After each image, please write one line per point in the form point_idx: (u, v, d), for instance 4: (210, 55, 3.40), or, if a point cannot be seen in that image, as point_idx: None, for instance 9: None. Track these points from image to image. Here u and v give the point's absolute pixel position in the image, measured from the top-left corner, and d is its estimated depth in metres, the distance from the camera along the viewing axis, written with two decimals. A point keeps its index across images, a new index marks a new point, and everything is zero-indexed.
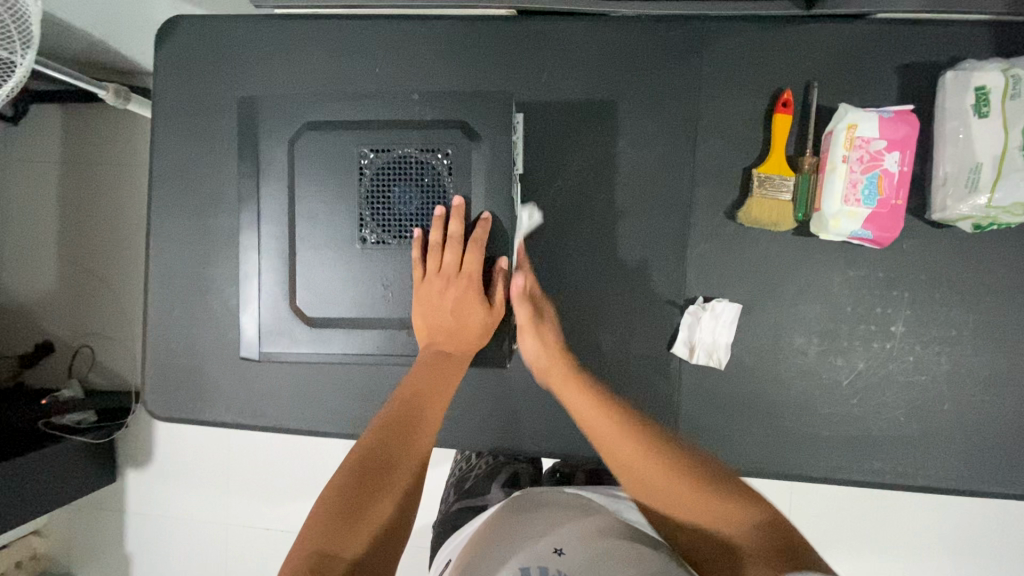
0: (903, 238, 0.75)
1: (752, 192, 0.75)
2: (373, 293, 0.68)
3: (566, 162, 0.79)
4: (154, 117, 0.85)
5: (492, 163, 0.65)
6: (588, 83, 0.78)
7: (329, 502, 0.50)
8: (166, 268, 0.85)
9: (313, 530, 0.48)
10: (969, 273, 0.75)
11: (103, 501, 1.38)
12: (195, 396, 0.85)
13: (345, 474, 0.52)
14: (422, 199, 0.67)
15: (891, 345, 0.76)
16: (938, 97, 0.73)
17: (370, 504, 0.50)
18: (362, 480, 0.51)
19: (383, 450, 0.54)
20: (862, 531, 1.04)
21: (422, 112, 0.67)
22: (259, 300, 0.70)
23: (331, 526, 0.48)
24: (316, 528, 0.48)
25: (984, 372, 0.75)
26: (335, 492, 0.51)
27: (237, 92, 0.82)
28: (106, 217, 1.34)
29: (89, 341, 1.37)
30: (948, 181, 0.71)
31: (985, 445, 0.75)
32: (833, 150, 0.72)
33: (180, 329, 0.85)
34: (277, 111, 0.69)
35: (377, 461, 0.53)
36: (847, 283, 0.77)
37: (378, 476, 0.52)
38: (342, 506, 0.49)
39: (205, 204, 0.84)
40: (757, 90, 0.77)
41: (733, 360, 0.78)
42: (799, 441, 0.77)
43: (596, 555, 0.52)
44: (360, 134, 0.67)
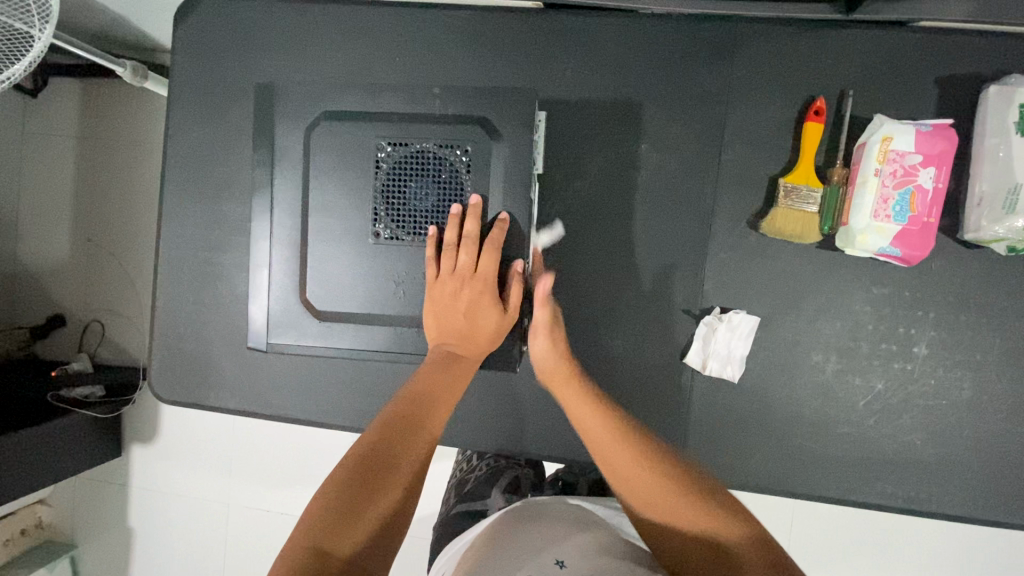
0: (932, 257, 0.73)
1: (778, 203, 0.73)
2: (383, 289, 0.67)
3: (586, 163, 0.77)
4: (170, 98, 0.84)
5: (512, 162, 0.63)
6: (613, 81, 0.75)
7: (326, 498, 0.47)
8: (177, 251, 0.85)
9: (309, 526, 0.45)
10: (998, 296, 0.72)
11: (107, 476, 1.40)
12: (201, 381, 0.85)
13: (345, 469, 0.49)
14: (438, 195, 0.65)
15: (912, 367, 0.74)
16: (979, 112, 0.70)
17: (369, 501, 0.47)
18: (363, 478, 0.48)
19: (386, 447, 0.51)
20: (862, 552, 1.03)
21: (443, 106, 0.65)
22: (268, 290, 0.69)
23: (330, 523, 0.45)
24: (312, 524, 0.45)
25: (1007, 399, 0.73)
26: (334, 489, 0.47)
27: (254, 75, 0.80)
28: (121, 195, 1.34)
29: (99, 317, 1.38)
30: (983, 201, 0.68)
31: (1003, 474, 0.73)
32: (865, 163, 0.70)
33: (188, 313, 0.85)
34: (294, 98, 0.67)
35: (380, 458, 0.50)
36: (870, 300, 0.74)
37: (379, 473, 0.49)
38: (341, 503, 0.46)
39: (217, 187, 0.83)
40: (789, 97, 0.74)
41: (747, 373, 0.76)
42: (811, 459, 0.76)
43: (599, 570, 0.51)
44: (377, 125, 0.65)
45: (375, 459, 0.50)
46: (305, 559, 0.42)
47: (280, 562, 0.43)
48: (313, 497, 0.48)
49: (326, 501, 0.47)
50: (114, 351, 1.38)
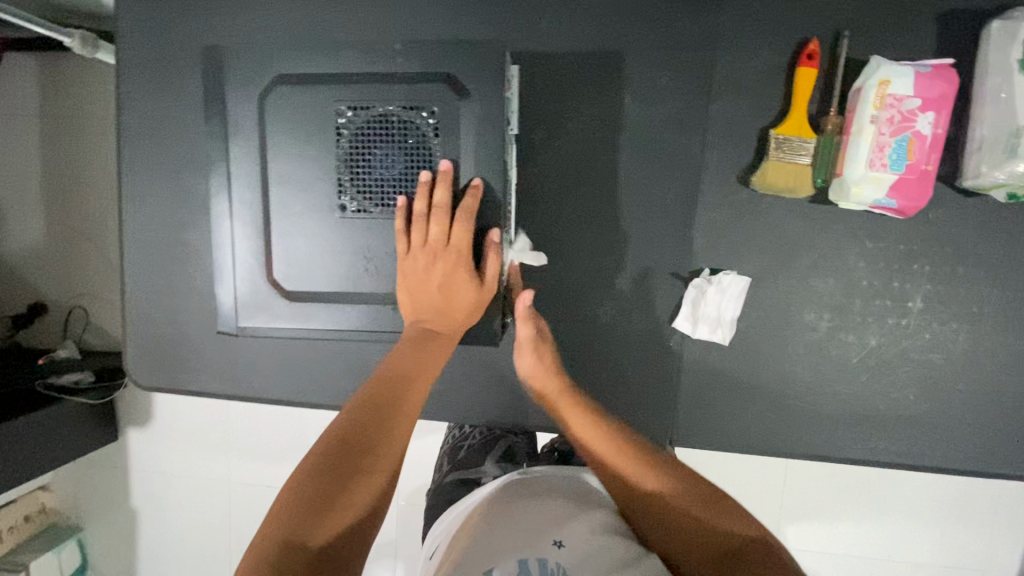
0: (929, 208, 0.70)
1: (768, 156, 0.69)
2: (355, 266, 0.63)
3: (565, 122, 0.72)
4: (118, 68, 0.78)
5: (483, 123, 0.59)
6: (592, 31, 0.70)
7: (299, 488, 0.45)
8: (141, 233, 0.80)
9: (280, 516, 0.43)
10: (997, 245, 0.70)
11: (104, 461, 1.39)
12: (179, 366, 0.82)
13: (319, 455, 0.47)
14: (406, 162, 0.61)
15: (906, 322, 0.72)
16: (981, 50, 0.66)
17: (344, 488, 0.45)
18: (338, 464, 0.46)
19: (361, 430, 0.49)
20: (851, 499, 1.05)
21: (406, 65, 0.60)
22: (234, 270, 0.66)
23: (302, 511, 0.43)
24: (285, 513, 0.43)
25: (1003, 350, 0.71)
26: (306, 476, 0.46)
27: (205, 39, 0.74)
28: (88, 176, 1.28)
29: (80, 302, 1.34)
30: (983, 146, 0.65)
31: (997, 425, 0.72)
32: (860, 110, 0.66)
33: (160, 297, 0.81)
34: (246, 62, 0.62)
35: (353, 442, 0.48)
36: (864, 255, 0.71)
37: (355, 458, 0.47)
38: (313, 491, 0.44)
39: (177, 163, 0.78)
40: (780, 40, 0.69)
41: (737, 335, 0.74)
42: (803, 418, 0.75)
43: (598, 557, 0.51)
44: (336, 89, 0.61)
45: (350, 443, 0.48)
46: (275, 549, 0.41)
47: (250, 555, 0.41)
48: (285, 484, 0.46)
49: (298, 488, 0.45)
50: (100, 337, 1.35)
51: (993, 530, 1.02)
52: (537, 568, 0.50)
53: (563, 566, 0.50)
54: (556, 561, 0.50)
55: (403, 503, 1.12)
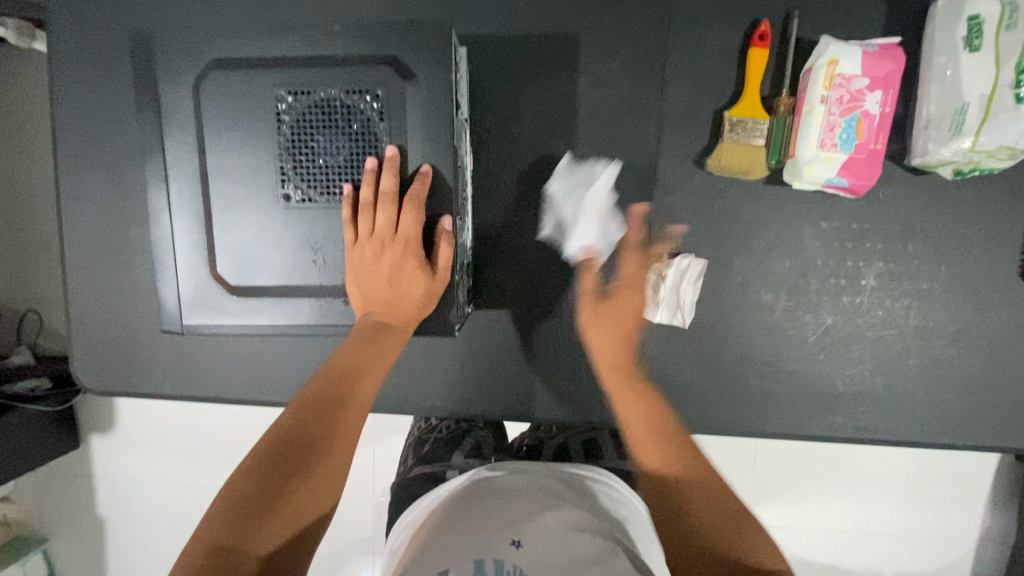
0: (879, 187, 0.71)
1: (722, 137, 0.69)
2: (302, 258, 0.61)
3: (520, 106, 0.71)
4: (50, 57, 0.73)
5: (429, 107, 0.57)
6: (544, 12, 0.69)
7: (237, 489, 0.44)
8: (83, 231, 0.77)
9: (217, 518, 0.43)
10: (945, 222, 0.71)
11: (64, 469, 1.34)
12: (129, 369, 0.79)
13: (259, 455, 0.46)
14: (351, 149, 0.59)
15: (859, 300, 0.73)
16: (928, 28, 0.66)
17: (287, 492, 0.44)
18: (281, 466, 0.45)
19: (304, 428, 0.48)
20: (815, 475, 1.08)
21: (349, 48, 0.58)
22: (177, 267, 0.63)
23: (238, 517, 0.42)
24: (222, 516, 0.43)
25: (952, 325, 0.73)
26: (246, 477, 0.45)
27: (142, 24, 0.71)
28: (32, 173, 1.21)
29: (34, 306, 1.28)
30: (931, 123, 0.65)
31: (947, 398, 0.74)
32: (810, 90, 0.66)
33: (106, 296, 0.78)
34: (181, 47, 0.59)
35: (299, 442, 0.47)
36: (818, 235, 0.72)
37: (300, 459, 0.46)
38: (252, 494, 0.44)
39: (118, 156, 0.74)
40: (731, 20, 0.69)
41: (698, 318, 0.75)
42: (762, 398, 0.75)
43: (556, 555, 0.50)
44: (277, 74, 0.58)
45: (294, 444, 0.47)
46: (209, 554, 0.41)
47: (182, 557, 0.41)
48: (224, 482, 0.45)
49: (236, 490, 0.44)
50: (54, 341, 1.29)
51: (949, 500, 1.06)
52: (493, 569, 0.49)
53: (520, 566, 0.49)
54: (512, 563, 0.50)
55: (377, 499, 1.11)
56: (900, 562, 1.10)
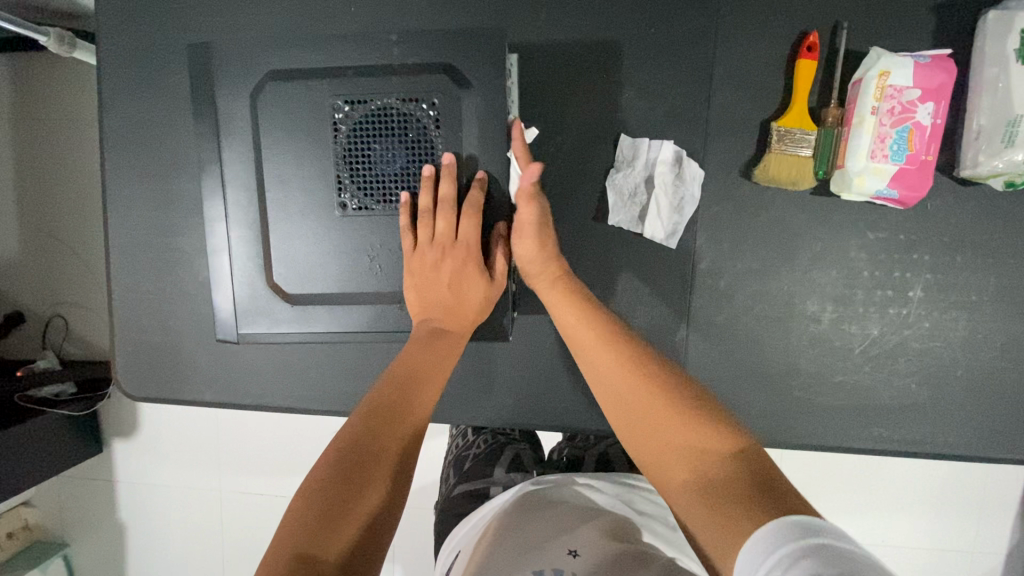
0: (929, 198, 0.71)
1: (771, 147, 0.69)
2: (358, 266, 0.62)
3: (566, 116, 0.72)
4: (100, 67, 0.75)
5: (485, 116, 0.57)
6: (591, 22, 0.69)
7: (312, 497, 0.44)
8: (128, 238, 0.77)
9: (294, 527, 0.42)
10: (994, 234, 0.71)
11: (89, 473, 1.35)
12: (171, 375, 0.79)
13: (331, 464, 0.46)
14: (408, 157, 0.59)
15: (907, 311, 0.72)
16: (977, 41, 0.66)
17: (359, 497, 0.44)
18: (350, 473, 0.45)
19: (375, 437, 0.48)
20: (847, 488, 1.07)
21: (403, 57, 0.59)
22: (230, 277, 0.64)
23: (316, 525, 0.42)
24: (299, 525, 0.42)
25: (1001, 338, 0.72)
26: (321, 485, 0.45)
27: (192, 36, 0.72)
28: (64, 180, 1.23)
29: (61, 311, 1.29)
30: (982, 135, 0.65)
31: (997, 411, 0.73)
32: (861, 101, 0.66)
33: (151, 303, 0.78)
34: (237, 56, 0.60)
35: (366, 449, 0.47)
36: (865, 246, 0.72)
37: (368, 466, 0.46)
38: (325, 503, 0.43)
39: (164, 165, 0.75)
40: (779, 32, 0.69)
41: (742, 328, 0.74)
42: (808, 410, 0.75)
43: (614, 563, 0.50)
44: (332, 83, 0.59)
45: (360, 451, 0.47)
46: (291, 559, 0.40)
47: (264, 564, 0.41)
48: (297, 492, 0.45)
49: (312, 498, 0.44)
50: (81, 346, 1.30)
51: (985, 515, 1.04)
52: None
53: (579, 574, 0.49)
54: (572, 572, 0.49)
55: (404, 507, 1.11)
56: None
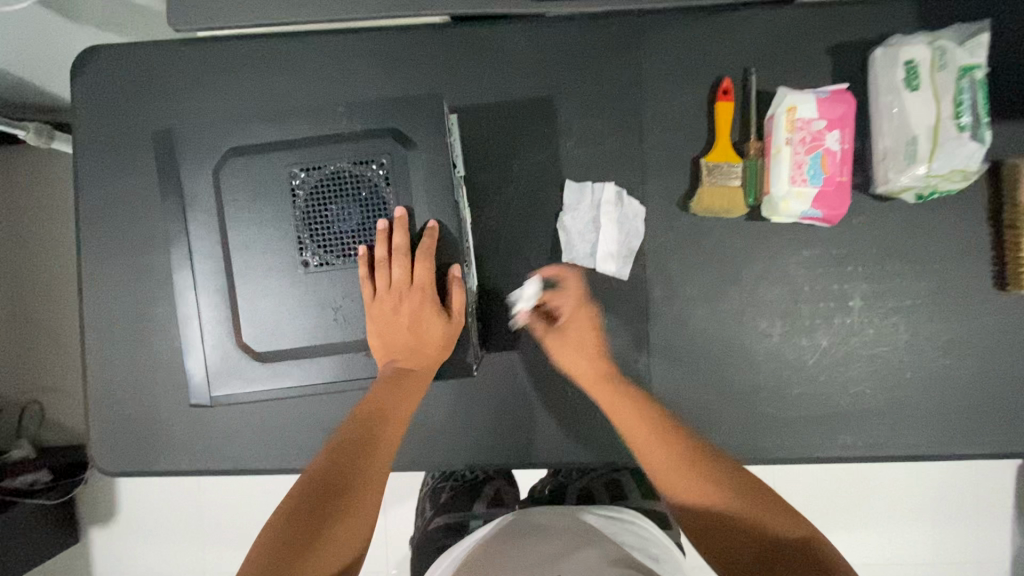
0: (852, 214, 0.77)
1: (701, 181, 0.75)
2: (323, 318, 0.65)
3: (513, 167, 0.78)
4: (76, 156, 0.80)
5: (431, 171, 0.63)
6: (527, 83, 0.77)
7: (279, 526, 0.49)
8: (104, 314, 0.80)
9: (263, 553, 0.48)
10: (918, 241, 0.76)
11: (65, 567, 1.29)
12: (150, 447, 0.80)
13: (298, 495, 0.51)
14: (363, 214, 0.64)
15: (850, 320, 0.77)
16: (870, 74, 0.74)
17: (323, 527, 0.49)
18: (315, 505, 0.51)
19: (337, 469, 0.53)
20: (836, 504, 1.08)
21: (352, 125, 0.64)
22: (202, 342, 0.66)
23: (282, 555, 0.47)
24: (267, 552, 0.47)
25: (941, 337, 0.77)
26: (288, 515, 0.50)
27: (165, 120, 0.78)
28: (43, 266, 1.26)
29: (37, 396, 1.28)
30: (888, 155, 0.72)
31: (951, 408, 0.77)
32: (775, 134, 0.73)
33: (127, 376, 0.80)
34: (200, 136, 0.65)
35: (333, 485, 0.52)
36: (803, 262, 0.77)
37: (331, 498, 0.51)
38: (292, 534, 0.48)
39: (138, 241, 0.79)
40: (695, 79, 0.77)
41: (699, 350, 0.78)
42: (773, 424, 0.77)
43: None
44: (289, 154, 0.64)
45: (326, 486, 0.52)
46: None
47: None
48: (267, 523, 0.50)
49: (281, 528, 0.49)
50: (57, 431, 1.29)
51: (967, 518, 1.07)
52: None
53: None
54: None
55: (393, 566, 1.10)
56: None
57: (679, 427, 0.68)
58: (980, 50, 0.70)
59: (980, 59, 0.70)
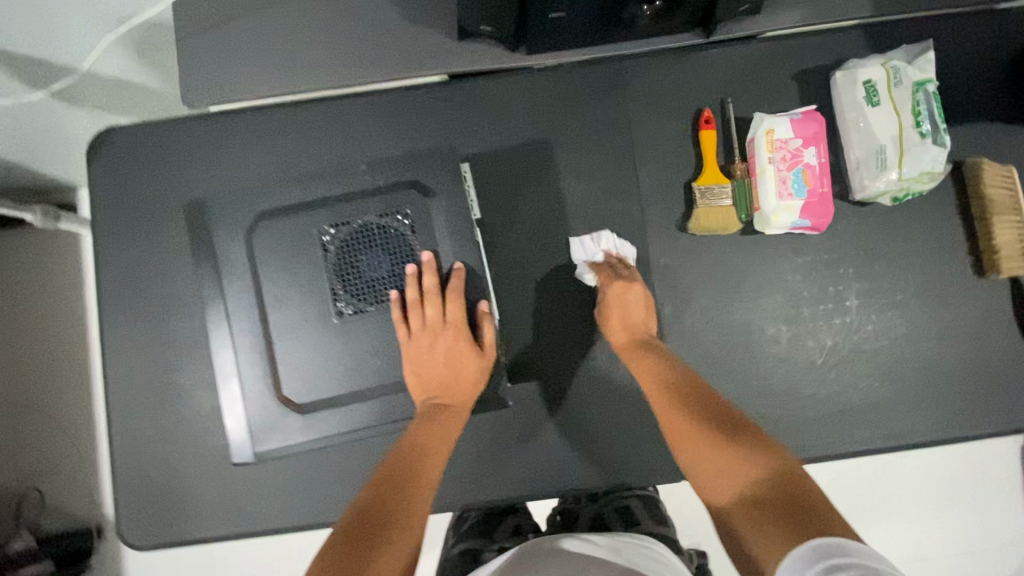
0: (838, 221, 0.83)
1: (696, 203, 0.81)
2: (360, 363, 0.68)
3: (520, 206, 0.82)
4: (95, 234, 0.82)
5: (452, 216, 0.67)
6: (525, 128, 0.83)
7: (323, 559, 0.50)
8: (128, 386, 0.81)
9: None
10: (900, 240, 0.83)
11: None
12: (179, 516, 0.79)
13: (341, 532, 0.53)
14: (392, 261, 0.68)
15: (849, 319, 0.82)
16: (834, 95, 0.82)
17: (368, 555, 0.50)
18: (357, 537, 0.52)
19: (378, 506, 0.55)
20: (857, 503, 1.11)
21: (373, 180, 0.69)
22: (242, 400, 0.68)
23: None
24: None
25: (935, 326, 0.82)
26: (332, 549, 0.51)
27: (184, 191, 0.81)
28: (46, 346, 1.26)
29: (38, 483, 1.24)
30: (861, 165, 0.79)
31: (955, 392, 0.81)
32: (758, 154, 0.80)
33: (154, 445, 0.80)
34: (228, 205, 0.69)
35: (374, 519, 0.54)
36: (798, 269, 0.82)
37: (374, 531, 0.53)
38: (337, 562, 0.49)
39: (160, 310, 0.81)
40: (678, 112, 0.84)
41: (713, 362, 0.81)
42: (792, 425, 0.80)
43: None
44: (316, 212, 0.68)
45: (368, 521, 0.54)
46: None
47: None
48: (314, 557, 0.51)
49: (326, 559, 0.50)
50: (60, 517, 1.24)
51: (985, 503, 1.10)
52: None
53: None
54: None
55: None
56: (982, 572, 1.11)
57: (691, 384, 0.70)
58: (929, 66, 0.79)
59: (930, 74, 0.78)
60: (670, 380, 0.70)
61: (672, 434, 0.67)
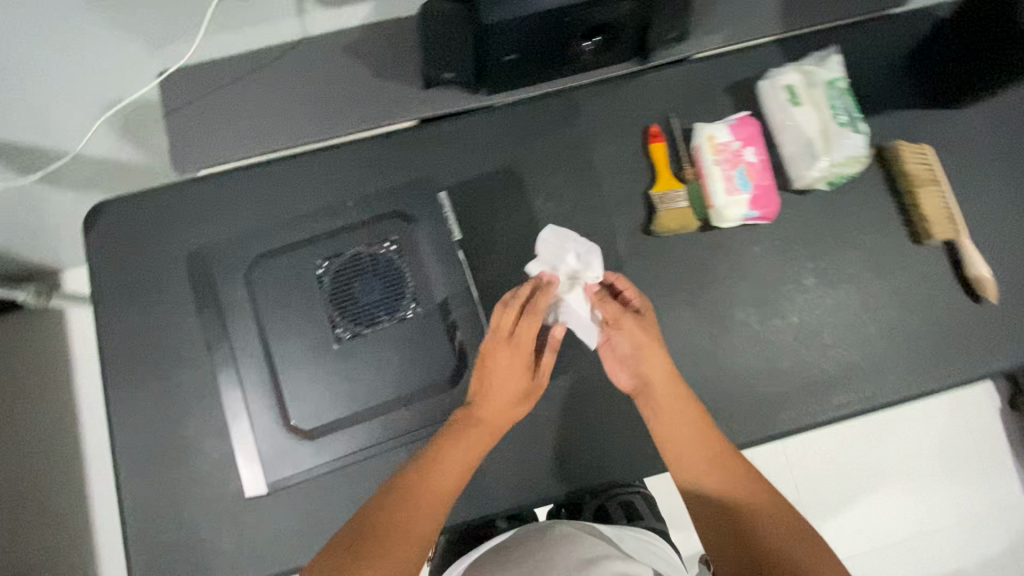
0: (784, 209, 0.91)
1: (658, 208, 0.89)
2: (357, 384, 0.80)
3: (496, 227, 0.89)
4: (96, 301, 0.86)
5: (433, 241, 0.84)
6: (493, 158, 0.91)
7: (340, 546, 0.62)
8: (136, 444, 0.82)
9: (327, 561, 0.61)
10: (842, 219, 0.91)
11: None
12: (195, 568, 0.79)
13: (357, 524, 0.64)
14: (382, 286, 0.83)
15: (810, 295, 0.89)
16: (761, 101, 0.92)
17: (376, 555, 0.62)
18: (371, 532, 0.63)
19: (390, 505, 0.66)
20: (838, 479, 1.23)
21: (359, 216, 0.86)
22: (253, 435, 0.80)
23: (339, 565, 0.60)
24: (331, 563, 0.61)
25: (887, 292, 0.89)
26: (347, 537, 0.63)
27: (179, 251, 0.86)
28: (38, 429, 1.25)
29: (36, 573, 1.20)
30: (795, 157, 0.89)
31: (916, 350, 0.88)
32: (703, 157, 0.88)
33: (165, 499, 0.81)
34: (228, 262, 0.84)
35: (383, 520, 0.65)
36: (756, 256, 0.90)
37: (383, 533, 0.64)
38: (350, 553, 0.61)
39: (163, 366, 0.84)
40: (628, 130, 0.93)
41: (693, 349, 0.87)
42: (775, 399, 0.86)
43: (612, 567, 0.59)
44: (314, 252, 0.83)
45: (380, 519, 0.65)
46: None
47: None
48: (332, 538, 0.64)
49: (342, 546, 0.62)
50: None
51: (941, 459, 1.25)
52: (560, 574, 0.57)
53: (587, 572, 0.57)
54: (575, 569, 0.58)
55: None
56: (972, 511, 1.23)
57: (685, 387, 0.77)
58: (836, 68, 0.90)
59: (837, 74, 0.90)
60: (670, 380, 0.77)
61: (662, 430, 0.76)
